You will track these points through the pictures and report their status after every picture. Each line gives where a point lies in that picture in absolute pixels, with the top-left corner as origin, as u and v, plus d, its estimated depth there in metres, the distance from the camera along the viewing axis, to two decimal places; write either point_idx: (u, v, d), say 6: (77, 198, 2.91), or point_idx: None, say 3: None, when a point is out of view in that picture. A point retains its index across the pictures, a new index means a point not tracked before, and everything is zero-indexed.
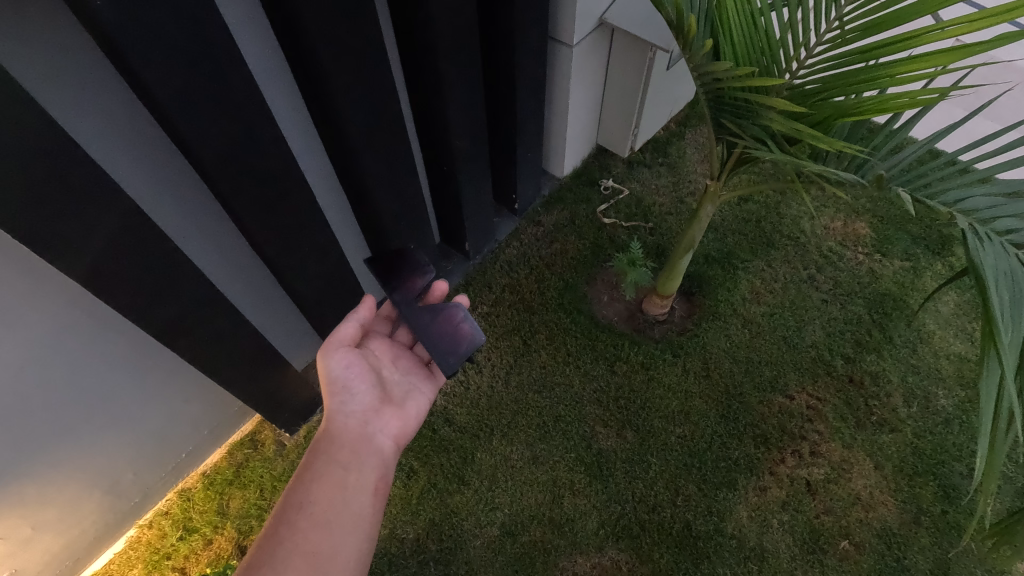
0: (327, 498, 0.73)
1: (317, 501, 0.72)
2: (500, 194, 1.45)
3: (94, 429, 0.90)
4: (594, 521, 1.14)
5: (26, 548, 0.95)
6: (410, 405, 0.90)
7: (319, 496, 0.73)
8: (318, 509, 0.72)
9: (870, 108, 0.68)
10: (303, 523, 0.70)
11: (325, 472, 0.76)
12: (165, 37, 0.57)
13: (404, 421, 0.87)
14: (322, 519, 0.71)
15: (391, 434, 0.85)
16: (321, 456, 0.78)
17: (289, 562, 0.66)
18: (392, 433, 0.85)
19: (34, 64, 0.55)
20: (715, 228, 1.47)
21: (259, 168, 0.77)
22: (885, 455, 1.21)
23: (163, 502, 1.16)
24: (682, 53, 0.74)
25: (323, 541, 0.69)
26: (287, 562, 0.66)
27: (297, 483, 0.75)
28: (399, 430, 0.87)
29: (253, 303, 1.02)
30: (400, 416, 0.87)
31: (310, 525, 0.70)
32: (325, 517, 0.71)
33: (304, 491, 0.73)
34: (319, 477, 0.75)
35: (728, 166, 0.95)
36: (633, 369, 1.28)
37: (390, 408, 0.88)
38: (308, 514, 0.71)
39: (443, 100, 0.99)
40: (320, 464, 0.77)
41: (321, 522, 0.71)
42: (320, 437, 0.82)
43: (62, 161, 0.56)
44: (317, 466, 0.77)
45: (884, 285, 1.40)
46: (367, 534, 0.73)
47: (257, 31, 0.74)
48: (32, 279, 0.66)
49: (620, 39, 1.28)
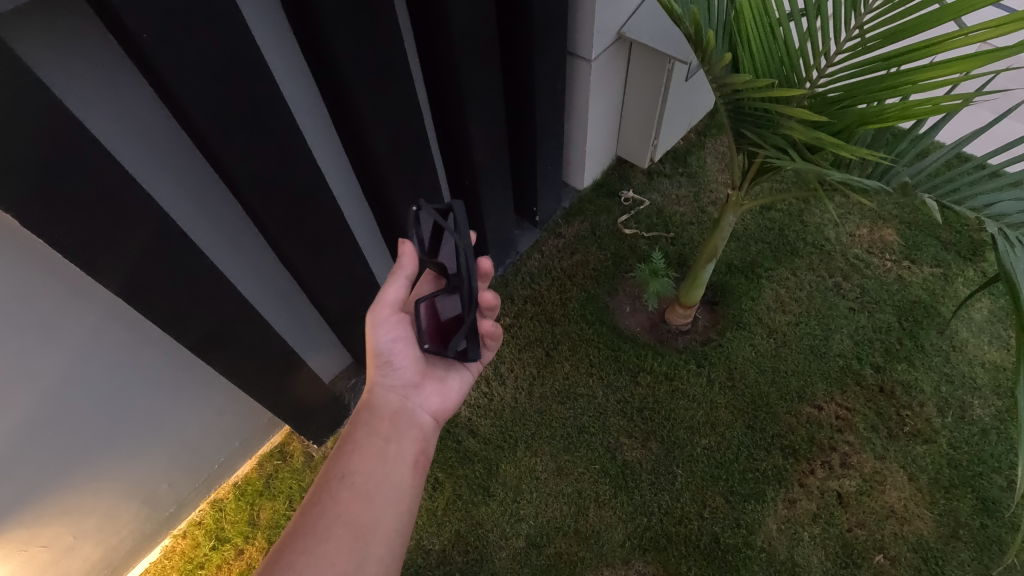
0: (368, 471, 0.73)
1: (358, 472, 0.73)
2: (521, 207, 1.47)
3: (132, 440, 0.94)
4: (620, 533, 1.13)
5: (67, 556, 0.98)
6: (452, 379, 0.88)
7: (361, 467, 0.74)
8: (359, 480, 0.72)
9: (894, 114, 0.68)
10: (345, 493, 0.71)
11: (366, 444, 0.76)
12: (205, 66, 0.61)
13: (444, 397, 0.86)
14: (364, 491, 0.72)
15: (430, 410, 0.84)
16: (361, 428, 0.79)
17: (332, 531, 0.68)
18: (432, 409, 0.85)
19: (83, 93, 0.59)
20: (737, 237, 1.46)
21: (291, 188, 0.80)
22: (919, 467, 1.18)
23: (197, 513, 1.19)
24: (701, 66, 0.75)
25: (364, 512, 0.70)
26: (331, 530, 0.68)
27: (342, 455, 0.75)
28: (440, 406, 0.86)
29: (284, 316, 1.05)
30: (440, 392, 0.86)
31: (352, 496, 0.71)
32: (366, 490, 0.72)
33: (346, 461, 0.74)
34: (363, 452, 0.75)
35: (749, 175, 0.95)
36: (658, 379, 1.28)
37: (431, 383, 0.86)
38: (349, 484, 0.72)
39: (465, 117, 1.01)
40: (363, 438, 0.77)
41: (361, 493, 0.72)
42: (360, 409, 0.81)
43: (108, 183, 0.60)
44: (358, 438, 0.77)
45: (914, 292, 1.37)
46: (406, 506, 0.74)
47: (287, 56, 0.78)
48: (78, 294, 0.70)
49: (639, 52, 1.29)
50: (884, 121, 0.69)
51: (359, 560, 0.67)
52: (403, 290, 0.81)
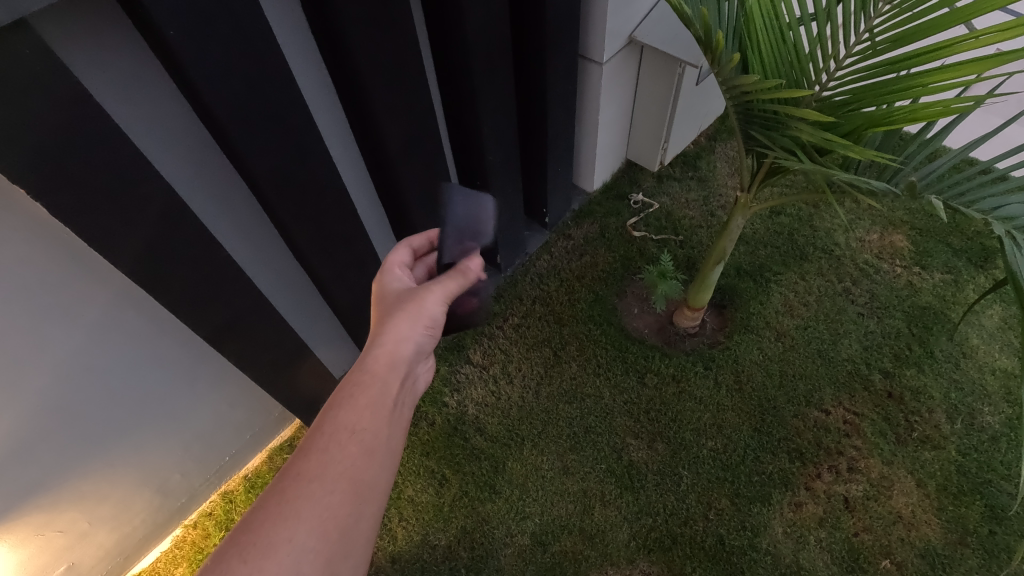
0: (382, 427, 0.66)
1: (370, 427, 0.65)
2: (531, 208, 1.48)
3: (147, 430, 0.96)
4: (626, 532, 1.14)
5: (82, 542, 1.01)
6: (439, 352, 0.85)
7: (373, 422, 0.65)
8: (371, 436, 0.64)
9: (902, 116, 0.68)
10: (354, 446, 0.63)
11: (381, 399, 0.67)
12: (228, 65, 0.63)
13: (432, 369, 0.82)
14: (373, 448, 0.64)
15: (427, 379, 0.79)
16: (378, 379, 0.69)
17: (338, 484, 0.60)
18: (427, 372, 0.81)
19: (110, 89, 0.61)
20: (746, 241, 1.46)
21: (307, 185, 0.82)
22: (928, 473, 1.18)
23: (207, 504, 1.21)
24: (711, 67, 0.76)
25: (370, 471, 0.63)
26: (336, 483, 0.60)
27: (355, 402, 0.66)
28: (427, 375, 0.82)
29: (297, 311, 1.07)
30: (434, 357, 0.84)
31: (361, 451, 0.63)
32: (376, 447, 0.64)
33: (359, 413, 0.65)
34: (379, 403, 0.67)
35: (758, 178, 0.95)
36: (664, 381, 1.28)
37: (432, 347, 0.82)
38: (359, 439, 0.63)
39: (477, 119, 1.03)
40: (379, 391, 0.68)
41: (369, 451, 0.63)
42: (380, 354, 0.70)
43: (133, 175, 0.63)
44: (372, 389, 0.68)
45: (924, 298, 1.37)
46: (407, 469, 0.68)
47: (305, 56, 0.80)
48: (100, 283, 0.72)
49: (650, 56, 1.31)
50: (892, 122, 0.70)
51: (362, 518, 0.60)
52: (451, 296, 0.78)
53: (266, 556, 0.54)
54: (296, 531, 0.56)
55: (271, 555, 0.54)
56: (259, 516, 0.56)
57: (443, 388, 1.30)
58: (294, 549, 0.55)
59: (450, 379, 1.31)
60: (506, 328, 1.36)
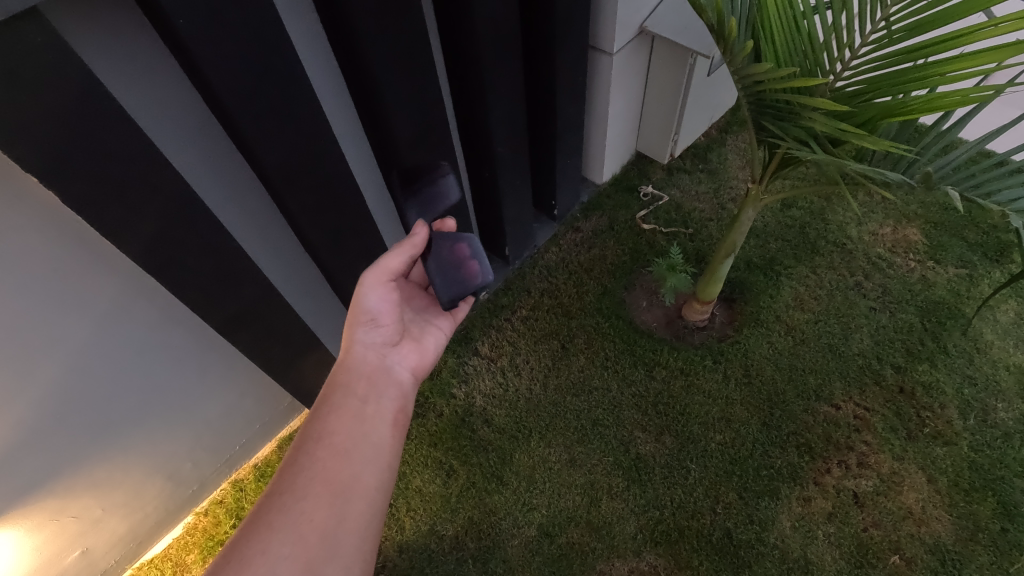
0: (346, 430, 0.73)
1: (336, 431, 0.73)
2: (539, 200, 1.47)
3: (159, 419, 0.97)
4: (633, 525, 1.14)
5: (96, 528, 1.02)
6: (428, 339, 0.92)
7: (339, 427, 0.73)
8: (337, 439, 0.72)
9: (918, 107, 0.67)
10: (322, 452, 0.70)
11: (343, 405, 0.76)
12: (238, 55, 0.63)
13: (421, 355, 0.89)
14: (342, 449, 0.71)
15: (408, 366, 0.87)
16: (339, 389, 0.78)
17: (310, 489, 0.67)
18: (410, 366, 0.87)
19: (123, 79, 0.61)
20: (757, 234, 1.45)
21: (316, 175, 0.82)
22: (939, 469, 1.17)
23: (218, 492, 1.22)
24: (723, 57, 0.74)
25: (343, 470, 0.69)
26: (309, 490, 0.67)
27: (319, 414, 0.75)
28: (417, 363, 0.88)
29: (306, 302, 1.08)
30: (417, 350, 0.89)
31: (329, 454, 0.70)
32: (344, 449, 0.71)
33: (323, 422, 0.73)
34: (340, 409, 0.75)
35: (770, 169, 0.94)
36: (673, 374, 1.28)
37: (408, 343, 0.89)
38: (326, 444, 0.71)
39: (485, 109, 1.03)
40: (341, 397, 0.77)
41: (339, 452, 0.71)
42: (338, 369, 0.82)
43: (144, 165, 0.63)
44: (336, 398, 0.76)
45: (938, 292, 1.35)
46: (387, 464, 0.74)
47: (315, 46, 0.80)
48: (112, 273, 0.73)
49: (661, 47, 1.29)
50: (907, 113, 0.69)
51: (339, 517, 0.66)
52: (404, 262, 0.86)
53: (244, 568, 0.60)
54: (271, 541, 0.62)
55: (247, 564, 0.60)
56: (236, 534, 0.63)
57: (451, 379, 1.30)
58: (270, 558, 0.61)
59: (458, 371, 1.31)
60: (514, 321, 1.36)
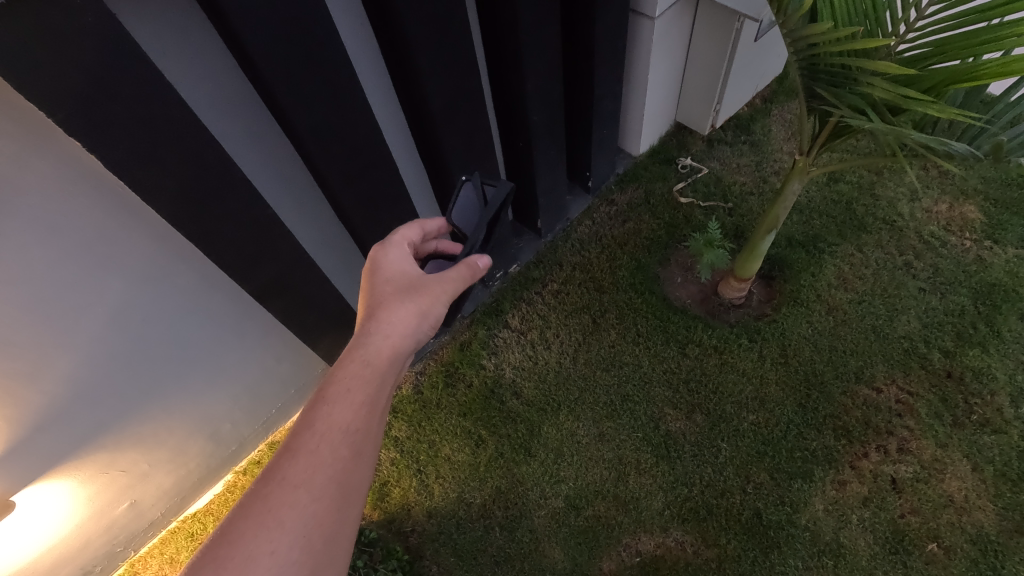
0: (373, 426, 0.64)
1: (364, 428, 0.63)
2: (574, 171, 1.44)
3: (201, 381, 1.00)
4: (660, 501, 1.14)
5: (143, 482, 1.08)
6: None
7: (368, 424, 0.64)
8: (364, 438, 0.63)
9: (991, 72, 0.62)
10: (346, 448, 0.61)
11: (379, 400, 0.66)
12: (271, 19, 0.62)
13: None
14: (365, 450, 0.63)
15: None
16: (378, 377, 0.67)
17: (327, 490, 0.59)
18: None
19: (161, 44, 0.62)
20: (801, 209, 1.39)
21: (349, 143, 0.81)
22: (985, 458, 1.12)
23: (256, 453, 1.27)
24: (775, 18, 0.70)
25: (360, 474, 0.62)
26: (325, 489, 0.59)
27: (351, 401, 0.64)
28: None
29: (340, 271, 1.09)
30: None
31: (353, 452, 0.62)
32: (367, 449, 0.63)
33: (353, 413, 0.64)
34: (374, 403, 0.65)
35: (820, 141, 0.89)
36: (705, 352, 1.25)
37: None
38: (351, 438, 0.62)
39: (521, 76, 0.99)
40: (375, 390, 0.66)
41: (363, 453, 0.63)
42: (383, 352, 0.69)
43: (183, 131, 0.64)
44: (374, 392, 0.66)
45: (994, 274, 1.28)
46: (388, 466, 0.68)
47: (348, 10, 0.78)
48: (155, 239, 0.75)
49: (708, 10, 1.23)
50: (978, 78, 0.63)
51: (347, 523, 0.59)
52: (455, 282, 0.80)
53: (250, 567, 0.53)
54: (281, 541, 0.55)
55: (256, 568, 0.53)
56: (243, 524, 0.55)
57: (481, 351, 1.31)
58: (277, 561, 0.54)
59: (488, 343, 1.31)
60: (545, 294, 1.35)
